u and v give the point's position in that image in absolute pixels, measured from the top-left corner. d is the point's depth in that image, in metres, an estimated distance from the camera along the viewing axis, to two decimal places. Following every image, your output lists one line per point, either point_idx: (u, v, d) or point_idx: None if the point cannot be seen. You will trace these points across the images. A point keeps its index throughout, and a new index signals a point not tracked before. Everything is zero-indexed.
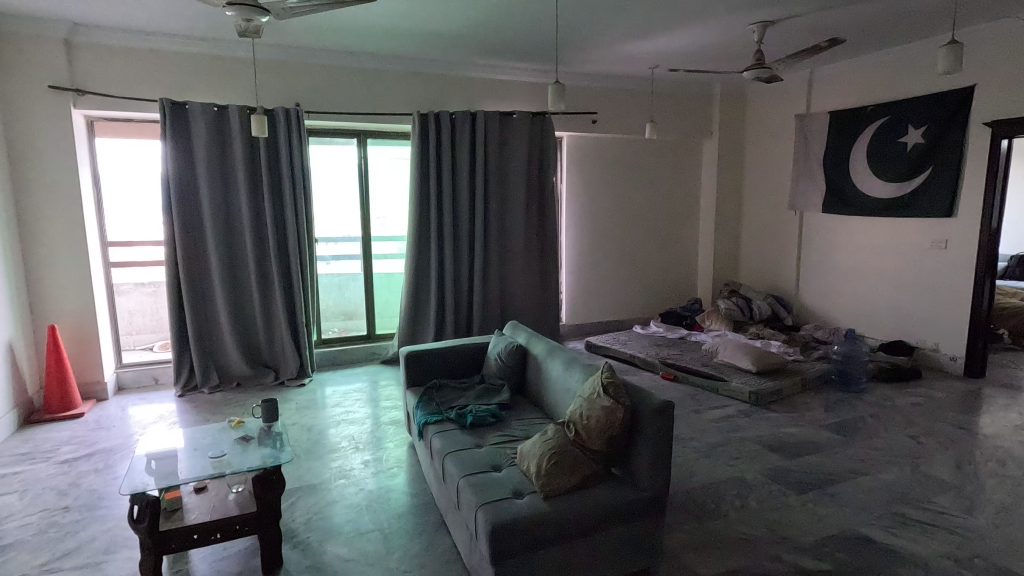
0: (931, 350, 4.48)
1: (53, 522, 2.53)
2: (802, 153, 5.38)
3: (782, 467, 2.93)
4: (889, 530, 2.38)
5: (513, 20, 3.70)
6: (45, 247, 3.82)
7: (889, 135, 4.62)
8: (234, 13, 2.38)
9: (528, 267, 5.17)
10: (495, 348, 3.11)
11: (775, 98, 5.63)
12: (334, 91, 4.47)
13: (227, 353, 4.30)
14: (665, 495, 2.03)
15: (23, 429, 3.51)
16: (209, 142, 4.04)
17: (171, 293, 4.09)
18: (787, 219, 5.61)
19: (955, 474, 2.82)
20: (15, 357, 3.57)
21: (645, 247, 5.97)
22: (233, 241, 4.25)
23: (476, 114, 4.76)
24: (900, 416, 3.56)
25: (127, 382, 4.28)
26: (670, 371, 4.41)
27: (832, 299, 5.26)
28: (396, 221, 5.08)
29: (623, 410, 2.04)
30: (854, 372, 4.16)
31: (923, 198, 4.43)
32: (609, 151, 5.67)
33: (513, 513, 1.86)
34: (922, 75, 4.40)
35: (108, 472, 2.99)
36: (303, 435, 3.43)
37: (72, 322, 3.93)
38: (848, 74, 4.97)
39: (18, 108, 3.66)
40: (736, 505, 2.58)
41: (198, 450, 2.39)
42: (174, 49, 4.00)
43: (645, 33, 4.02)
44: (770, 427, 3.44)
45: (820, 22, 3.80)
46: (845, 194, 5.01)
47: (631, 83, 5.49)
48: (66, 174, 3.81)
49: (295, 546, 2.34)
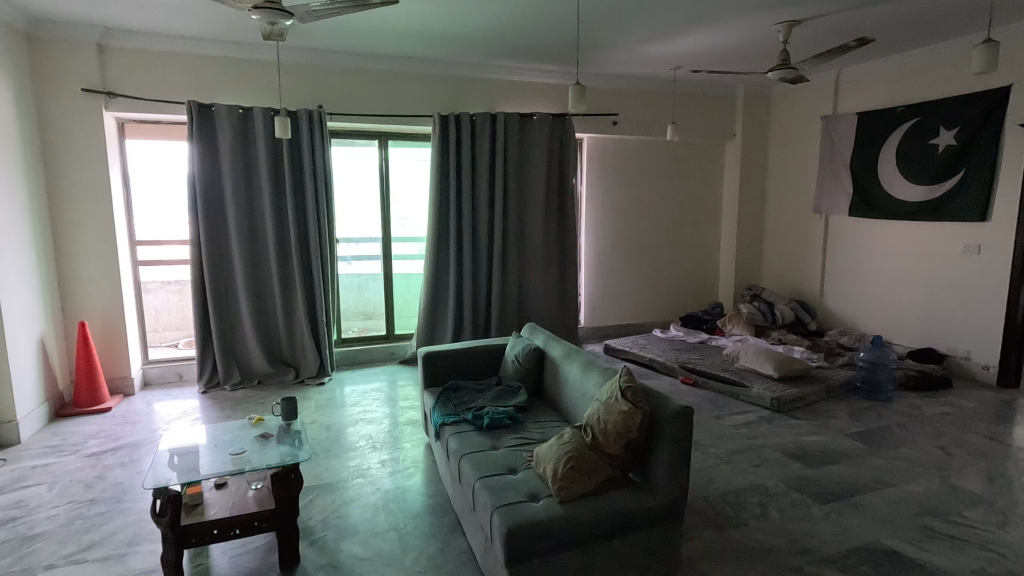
0: (963, 358, 4.34)
1: (80, 514, 2.60)
2: (827, 154, 5.27)
3: (804, 476, 2.87)
4: (917, 543, 2.31)
5: (534, 20, 3.68)
6: (77, 247, 3.93)
7: (920, 136, 4.50)
8: (259, 17, 2.44)
9: (547, 268, 5.16)
10: (512, 350, 3.10)
11: (801, 99, 5.53)
12: (357, 93, 4.51)
13: (250, 351, 4.37)
14: (683, 500, 2.01)
15: (52, 423, 3.61)
16: (234, 142, 4.11)
17: (196, 291, 4.17)
18: (812, 222, 5.50)
19: (986, 487, 2.73)
20: (45, 353, 3.66)
21: (665, 248, 5.90)
22: (256, 241, 4.31)
23: (496, 115, 4.78)
24: (929, 425, 3.46)
25: (153, 378, 4.38)
26: (689, 375, 4.36)
27: (859, 305, 5.13)
28: (417, 222, 5.11)
29: (641, 415, 2.02)
30: (881, 379, 4.02)
31: (955, 201, 4.30)
32: (630, 153, 5.63)
33: (529, 517, 1.85)
34: (955, 74, 4.28)
35: (133, 466, 3.06)
36: (321, 434, 3.47)
37: (100, 318, 4.03)
38: (876, 74, 4.85)
39: (51, 109, 3.77)
40: (757, 514, 2.53)
41: (218, 447, 2.42)
42: (200, 52, 4.08)
43: (670, 33, 3.96)
44: (791, 434, 3.37)
45: (848, 22, 3.72)
46: (873, 197, 4.90)
47: (653, 84, 5.43)
48: (98, 174, 3.92)
49: (311, 544, 2.35)
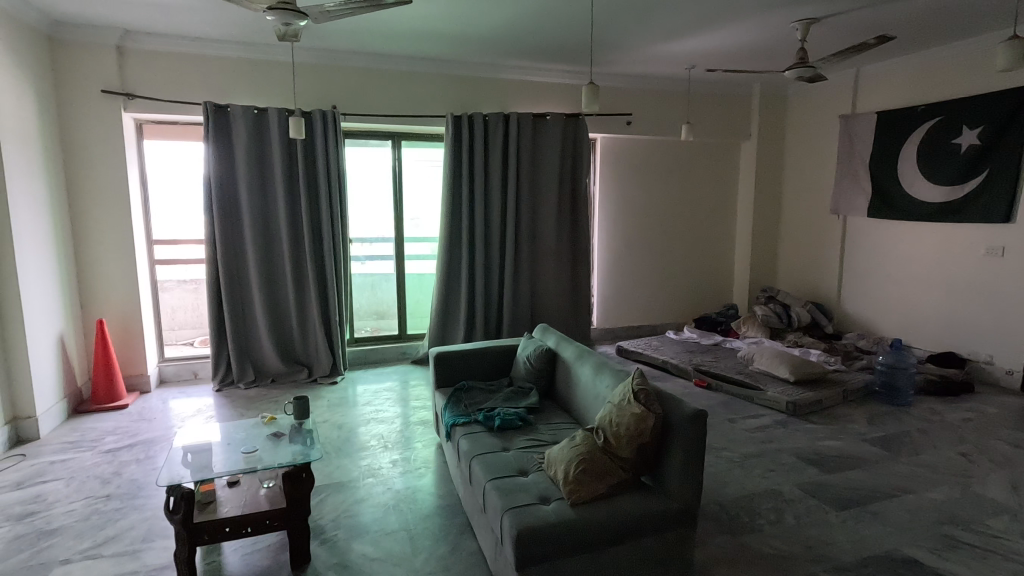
0: (985, 363, 4.24)
1: (96, 509, 2.63)
2: (846, 154, 5.18)
3: (822, 481, 2.81)
4: (938, 552, 2.25)
5: (548, 20, 3.67)
6: (96, 245, 3.99)
7: (942, 136, 4.40)
8: (274, 18, 2.46)
9: (559, 268, 5.13)
10: (524, 351, 3.09)
11: (819, 98, 5.45)
12: (371, 93, 4.53)
13: (263, 350, 4.40)
14: (696, 506, 1.98)
15: (70, 419, 3.66)
16: (249, 142, 4.15)
17: (212, 290, 4.21)
18: (829, 223, 5.41)
19: (1010, 496, 2.66)
20: (65, 350, 3.73)
21: (679, 248, 5.85)
22: (270, 240, 4.35)
23: (509, 116, 4.77)
24: (950, 431, 3.38)
25: (168, 376, 4.43)
26: (702, 378, 4.30)
27: (878, 308, 5.03)
28: (430, 222, 5.12)
29: (654, 417, 1.99)
30: (901, 384, 3.94)
31: (979, 202, 4.20)
32: (644, 153, 5.59)
33: (540, 520, 1.83)
34: (979, 73, 4.18)
35: (148, 463, 3.10)
36: (333, 433, 3.48)
37: (118, 316, 4.09)
38: (897, 73, 4.76)
39: (72, 110, 3.83)
40: (771, 519, 2.49)
41: (231, 445, 2.43)
42: (217, 54, 4.13)
43: (685, 32, 3.93)
44: (807, 439, 3.32)
45: (868, 19, 3.65)
46: (892, 197, 4.80)
47: (667, 83, 5.39)
48: (117, 174, 3.98)
49: (322, 543, 2.36)
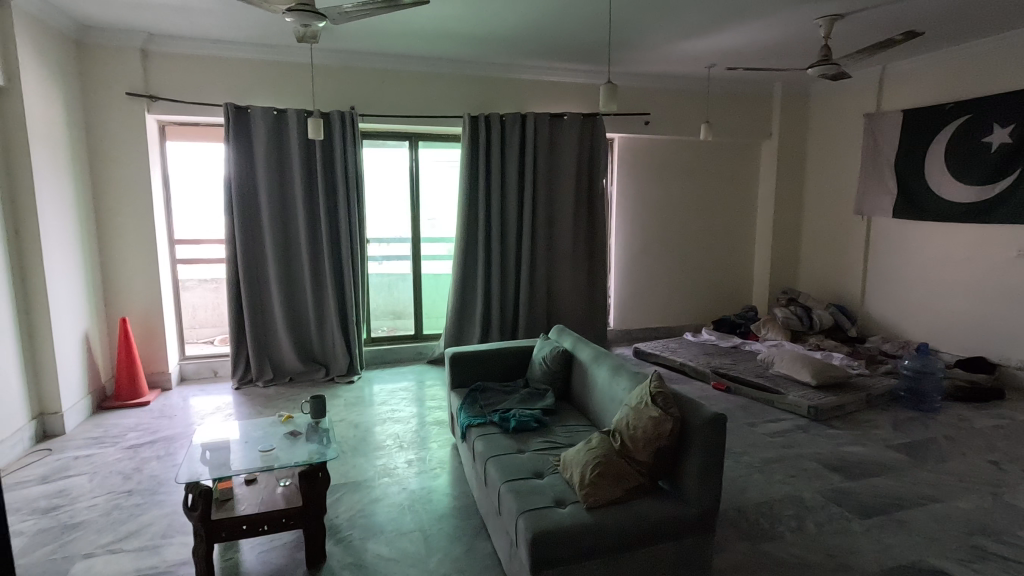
0: (1017, 368, 4.11)
1: (118, 505, 2.67)
2: (870, 153, 5.07)
3: (845, 488, 2.75)
4: (967, 564, 2.18)
5: (566, 19, 3.65)
6: (119, 244, 4.06)
7: (972, 134, 4.28)
8: (293, 19, 2.47)
9: (576, 269, 5.10)
10: (540, 352, 3.07)
11: (843, 96, 5.33)
12: (388, 94, 4.55)
13: (281, 349, 4.45)
14: (715, 510, 1.95)
15: (94, 415, 3.73)
16: (268, 143, 4.19)
17: (231, 289, 4.26)
18: (853, 224, 5.30)
19: None
20: (89, 348, 3.80)
21: (697, 250, 5.77)
22: (289, 240, 4.39)
23: (526, 116, 4.75)
24: (979, 439, 3.28)
25: (189, 373, 4.51)
26: (721, 381, 4.24)
27: (903, 311, 4.90)
28: (446, 222, 5.13)
29: (672, 421, 1.96)
30: (927, 389, 3.82)
31: (1010, 202, 4.07)
32: (662, 152, 5.53)
33: (556, 522, 1.81)
34: (1012, 68, 4.05)
35: (168, 460, 3.15)
36: (349, 432, 3.50)
37: (141, 314, 4.16)
38: (924, 70, 4.64)
39: (98, 111, 3.91)
40: (792, 526, 2.44)
41: (248, 443, 2.45)
42: (238, 56, 4.18)
43: (705, 30, 3.88)
44: (829, 444, 3.24)
45: (895, 15, 3.57)
46: (919, 197, 4.68)
47: (686, 83, 5.33)
48: (141, 174, 4.04)
49: (337, 542, 2.37)
